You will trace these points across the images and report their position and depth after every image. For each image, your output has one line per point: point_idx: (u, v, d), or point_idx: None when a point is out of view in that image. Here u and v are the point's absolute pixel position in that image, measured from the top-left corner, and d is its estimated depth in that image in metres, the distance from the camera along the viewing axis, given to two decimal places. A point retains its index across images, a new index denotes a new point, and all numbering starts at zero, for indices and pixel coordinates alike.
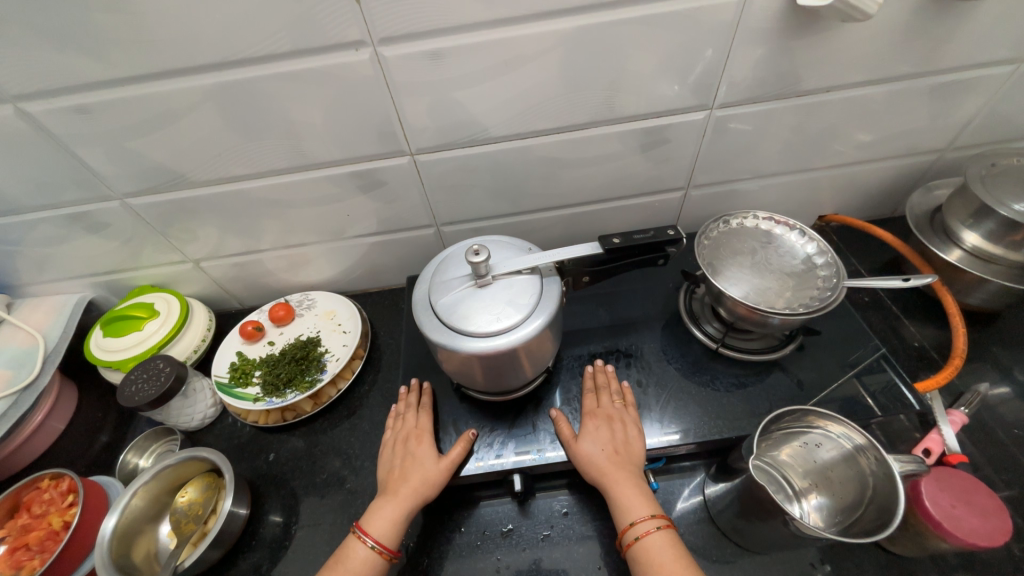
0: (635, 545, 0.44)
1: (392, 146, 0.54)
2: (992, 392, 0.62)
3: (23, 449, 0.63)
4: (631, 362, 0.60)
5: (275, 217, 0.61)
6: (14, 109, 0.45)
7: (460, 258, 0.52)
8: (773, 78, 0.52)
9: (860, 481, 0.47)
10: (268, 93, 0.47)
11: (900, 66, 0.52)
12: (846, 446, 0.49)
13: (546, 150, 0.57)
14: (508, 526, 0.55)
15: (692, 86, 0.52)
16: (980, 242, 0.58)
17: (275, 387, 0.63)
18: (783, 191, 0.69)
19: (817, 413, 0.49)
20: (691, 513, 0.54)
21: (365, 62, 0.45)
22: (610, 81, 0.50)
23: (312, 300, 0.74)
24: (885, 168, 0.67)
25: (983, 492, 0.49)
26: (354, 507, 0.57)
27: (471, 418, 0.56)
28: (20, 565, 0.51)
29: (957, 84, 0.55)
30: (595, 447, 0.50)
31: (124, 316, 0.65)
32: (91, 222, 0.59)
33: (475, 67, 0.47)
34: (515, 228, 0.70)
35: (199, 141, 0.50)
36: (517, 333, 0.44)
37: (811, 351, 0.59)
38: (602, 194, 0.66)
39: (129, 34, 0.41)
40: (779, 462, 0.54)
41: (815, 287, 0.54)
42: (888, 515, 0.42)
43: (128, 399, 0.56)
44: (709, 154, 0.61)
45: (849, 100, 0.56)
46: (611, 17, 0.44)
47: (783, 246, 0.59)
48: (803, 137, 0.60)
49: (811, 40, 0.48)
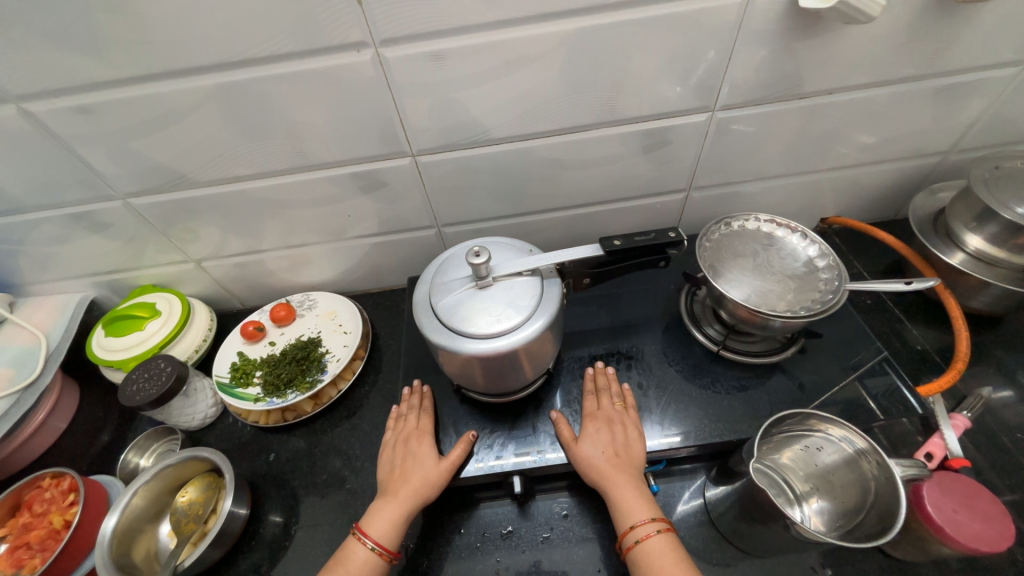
0: (635, 548, 0.44)
1: (394, 147, 0.54)
2: (994, 396, 0.62)
3: (24, 448, 0.63)
4: (631, 363, 0.60)
5: (276, 217, 0.62)
6: (18, 109, 0.45)
7: (460, 260, 0.52)
8: (775, 79, 0.52)
9: (861, 486, 0.47)
10: (270, 94, 0.47)
11: (902, 68, 0.52)
12: (847, 450, 0.49)
13: (547, 152, 0.57)
14: (508, 527, 0.55)
15: (694, 87, 0.51)
16: (983, 244, 0.58)
17: (275, 387, 0.63)
18: (785, 193, 0.69)
19: (818, 416, 0.49)
20: (692, 517, 0.54)
21: (366, 63, 0.45)
22: (611, 82, 0.50)
23: (313, 300, 0.74)
24: (888, 170, 0.67)
25: (986, 498, 0.49)
26: (353, 508, 0.57)
27: (471, 419, 0.56)
28: (21, 563, 0.51)
29: (961, 86, 0.55)
30: (594, 450, 0.50)
31: (126, 316, 0.65)
32: (93, 222, 0.59)
33: (476, 68, 0.47)
34: (515, 229, 0.70)
35: (201, 142, 0.50)
36: (517, 334, 0.44)
37: (813, 354, 0.59)
38: (603, 195, 0.65)
39: (130, 34, 0.41)
40: (780, 465, 0.54)
41: (817, 289, 0.54)
42: (889, 520, 0.42)
43: (128, 398, 0.56)
44: (710, 156, 0.61)
45: (851, 102, 0.55)
46: (613, 18, 0.44)
47: (785, 248, 0.59)
48: (805, 139, 0.60)
49: (812, 42, 0.48)
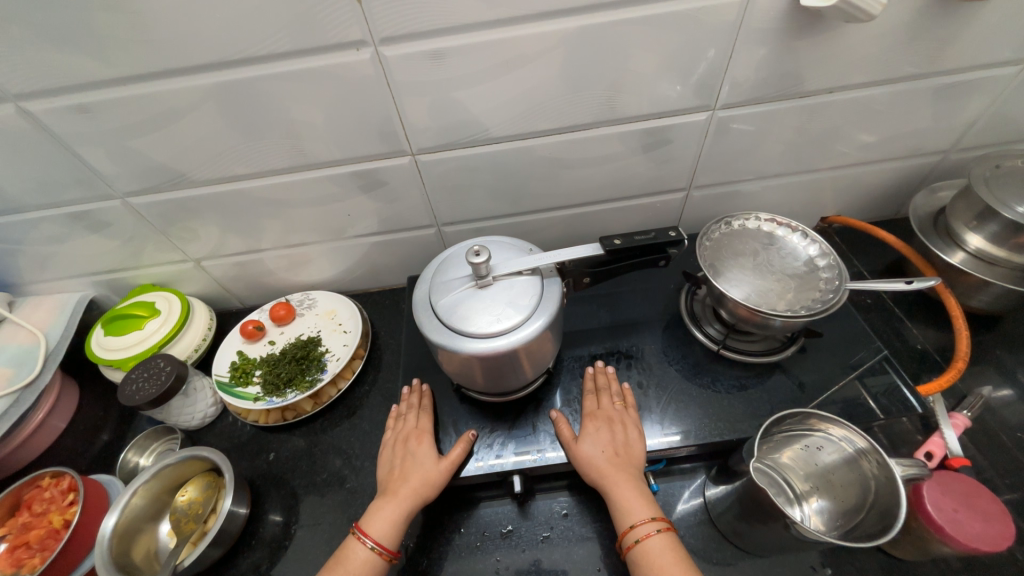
0: (635, 548, 0.44)
1: (393, 145, 0.54)
2: (994, 395, 0.62)
3: (24, 447, 0.63)
4: (631, 363, 0.60)
5: (276, 216, 0.62)
6: (16, 108, 0.45)
7: (460, 259, 0.52)
8: (775, 78, 0.51)
9: (861, 485, 0.47)
10: (269, 93, 0.47)
11: (902, 67, 0.52)
12: (847, 449, 0.49)
13: (546, 151, 0.57)
14: (508, 527, 0.55)
15: (694, 86, 0.51)
16: (984, 244, 0.58)
17: (275, 386, 0.63)
18: (785, 192, 0.69)
19: (818, 416, 0.48)
20: (692, 516, 0.54)
21: (366, 62, 0.45)
22: (611, 81, 0.50)
23: (312, 299, 0.74)
24: (887, 169, 0.67)
25: (986, 497, 0.49)
26: (353, 507, 0.57)
27: (471, 418, 0.56)
28: (21, 563, 0.51)
29: (961, 85, 0.55)
30: (595, 449, 0.50)
31: (125, 315, 0.65)
32: (92, 221, 0.59)
33: (475, 67, 0.47)
34: (515, 228, 0.70)
35: (200, 141, 0.50)
36: (517, 333, 0.44)
37: (813, 353, 0.59)
38: (603, 194, 0.65)
39: (128, 33, 0.41)
40: (780, 465, 0.54)
41: (818, 288, 0.54)
42: (889, 519, 0.42)
43: (128, 397, 0.56)
44: (710, 155, 0.61)
45: (852, 101, 0.55)
46: (614, 17, 0.44)
47: (785, 248, 0.59)
48: (805, 138, 0.60)
49: (813, 41, 0.48)
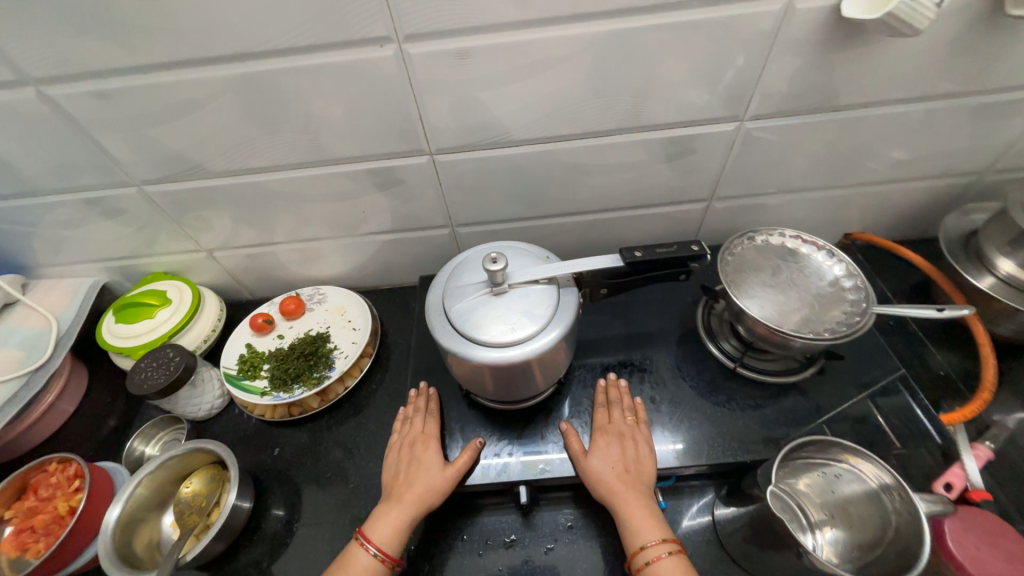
0: (644, 570, 0.43)
1: (411, 145, 0.53)
2: (1018, 425, 0.60)
3: (33, 429, 0.64)
4: (644, 376, 0.59)
5: (290, 210, 0.61)
6: (36, 92, 0.45)
7: (476, 265, 0.51)
8: (807, 92, 0.50)
9: (881, 519, 0.46)
10: (287, 86, 0.46)
11: (942, 84, 0.50)
12: (871, 483, 0.47)
13: (568, 155, 0.56)
14: (512, 536, 0.54)
15: (724, 95, 0.50)
16: (1016, 270, 0.56)
17: (283, 381, 0.62)
18: (810, 207, 0.67)
19: (845, 447, 0.47)
20: (699, 535, 0.53)
21: (389, 59, 0.44)
22: (638, 87, 0.48)
23: (323, 294, 0.74)
24: (918, 188, 0.65)
25: (1009, 536, 0.47)
26: (356, 507, 0.57)
27: (479, 425, 0.56)
28: (26, 547, 0.52)
29: (1004, 105, 0.52)
30: (605, 464, 0.48)
31: (136, 303, 0.65)
32: (107, 207, 0.59)
33: (500, 68, 0.45)
34: (529, 232, 0.68)
35: (219, 132, 0.50)
36: (532, 345, 0.43)
37: (833, 375, 0.57)
38: (622, 202, 0.64)
39: (150, 20, 0.40)
40: (795, 491, 0.52)
41: (842, 310, 0.52)
42: (910, 556, 0.40)
43: (137, 386, 0.56)
44: (735, 166, 0.59)
45: (886, 116, 0.53)
46: (645, 21, 0.42)
47: (809, 265, 0.57)
48: (836, 153, 0.58)
49: (852, 53, 0.46)
